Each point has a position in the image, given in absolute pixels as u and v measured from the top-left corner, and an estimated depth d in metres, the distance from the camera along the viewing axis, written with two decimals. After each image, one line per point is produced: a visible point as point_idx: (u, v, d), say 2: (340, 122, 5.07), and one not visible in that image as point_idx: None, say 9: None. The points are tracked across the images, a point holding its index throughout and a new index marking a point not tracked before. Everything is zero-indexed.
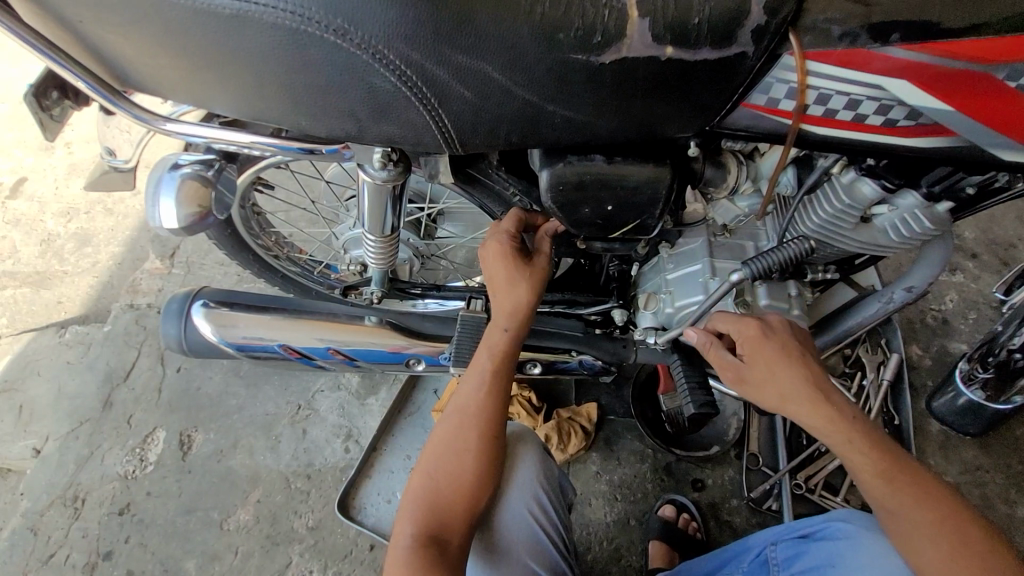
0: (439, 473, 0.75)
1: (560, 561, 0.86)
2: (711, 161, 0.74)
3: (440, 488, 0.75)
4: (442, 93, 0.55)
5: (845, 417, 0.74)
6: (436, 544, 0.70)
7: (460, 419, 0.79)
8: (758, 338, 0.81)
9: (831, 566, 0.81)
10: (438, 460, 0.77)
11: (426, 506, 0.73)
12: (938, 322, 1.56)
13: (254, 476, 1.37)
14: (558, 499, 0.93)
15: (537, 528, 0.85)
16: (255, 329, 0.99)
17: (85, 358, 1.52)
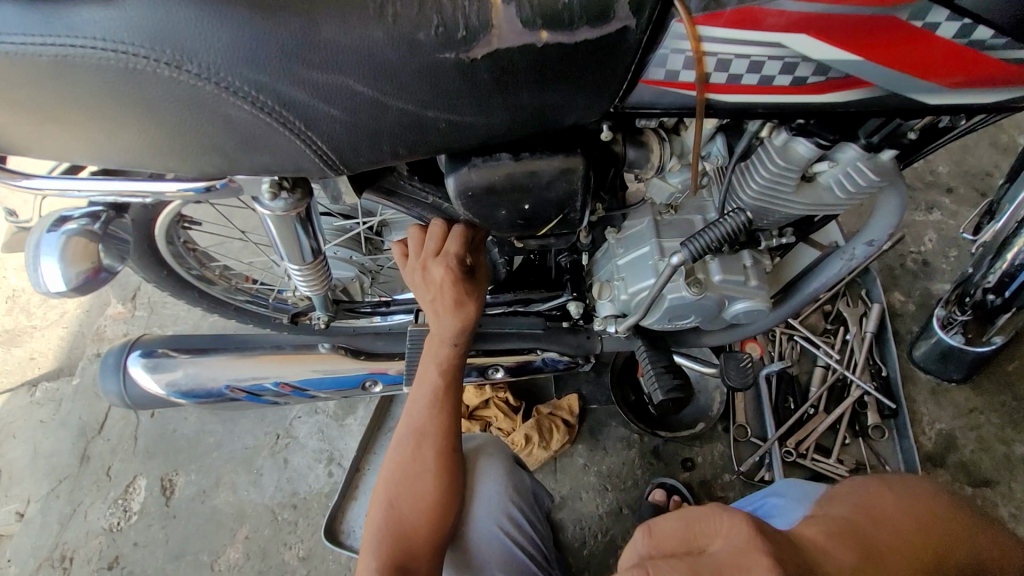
0: (400, 500, 0.72)
1: (538, 571, 0.82)
2: (632, 141, 0.70)
3: (403, 516, 0.71)
4: (306, 115, 0.51)
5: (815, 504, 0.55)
6: (403, 573, 0.67)
7: (418, 438, 0.76)
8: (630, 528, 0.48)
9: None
10: (397, 483, 0.73)
11: (392, 535, 0.70)
12: (918, 265, 1.51)
13: (240, 512, 1.35)
14: (531, 510, 0.89)
15: (509, 543, 0.81)
16: (198, 373, 0.95)
17: (57, 415, 1.50)
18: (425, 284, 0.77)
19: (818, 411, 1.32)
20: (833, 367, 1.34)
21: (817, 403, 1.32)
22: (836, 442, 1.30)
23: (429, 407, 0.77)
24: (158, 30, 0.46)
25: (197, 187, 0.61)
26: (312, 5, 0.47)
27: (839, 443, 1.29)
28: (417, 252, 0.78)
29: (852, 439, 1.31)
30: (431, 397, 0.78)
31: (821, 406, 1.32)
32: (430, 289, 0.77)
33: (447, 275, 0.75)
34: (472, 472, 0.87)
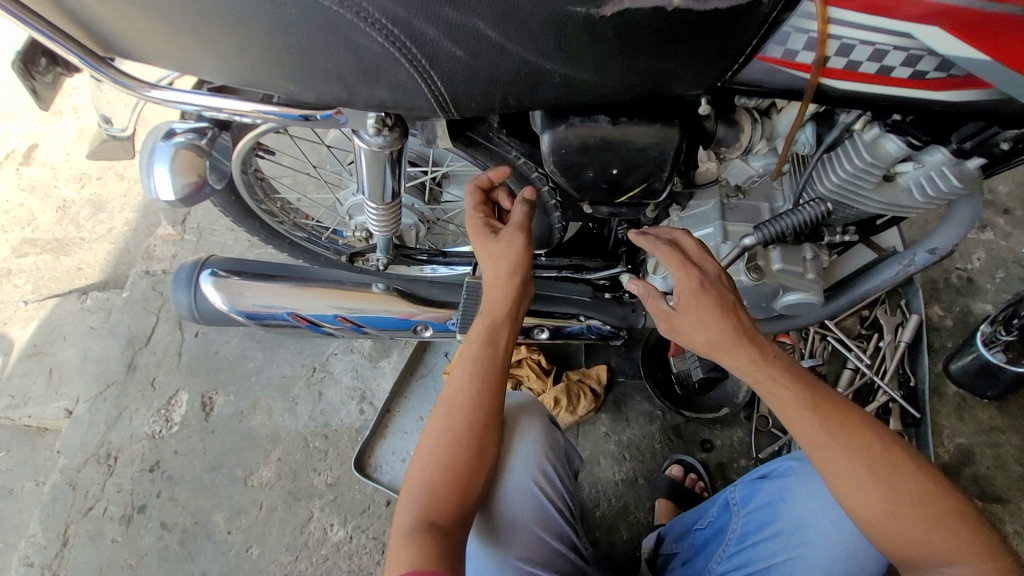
0: (439, 461, 0.72)
1: (564, 525, 0.89)
2: (724, 120, 0.70)
3: (438, 483, 0.70)
4: (433, 54, 0.52)
5: (800, 391, 0.72)
6: (435, 528, 0.68)
7: (461, 403, 0.74)
8: (697, 302, 0.76)
9: (782, 501, 0.86)
10: (438, 447, 0.72)
11: (430, 492, 0.70)
12: (963, 282, 1.51)
13: (273, 436, 1.42)
14: (561, 467, 0.94)
15: (541, 498, 0.87)
16: (263, 297, 1.00)
17: (107, 323, 1.57)
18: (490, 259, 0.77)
19: None
20: (862, 370, 1.35)
21: None
22: None
23: (477, 375, 0.74)
24: None
25: (290, 114, 0.63)
26: None
27: None
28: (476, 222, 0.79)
29: None
30: (478, 364, 0.75)
31: None
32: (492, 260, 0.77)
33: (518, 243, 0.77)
34: (512, 429, 0.90)
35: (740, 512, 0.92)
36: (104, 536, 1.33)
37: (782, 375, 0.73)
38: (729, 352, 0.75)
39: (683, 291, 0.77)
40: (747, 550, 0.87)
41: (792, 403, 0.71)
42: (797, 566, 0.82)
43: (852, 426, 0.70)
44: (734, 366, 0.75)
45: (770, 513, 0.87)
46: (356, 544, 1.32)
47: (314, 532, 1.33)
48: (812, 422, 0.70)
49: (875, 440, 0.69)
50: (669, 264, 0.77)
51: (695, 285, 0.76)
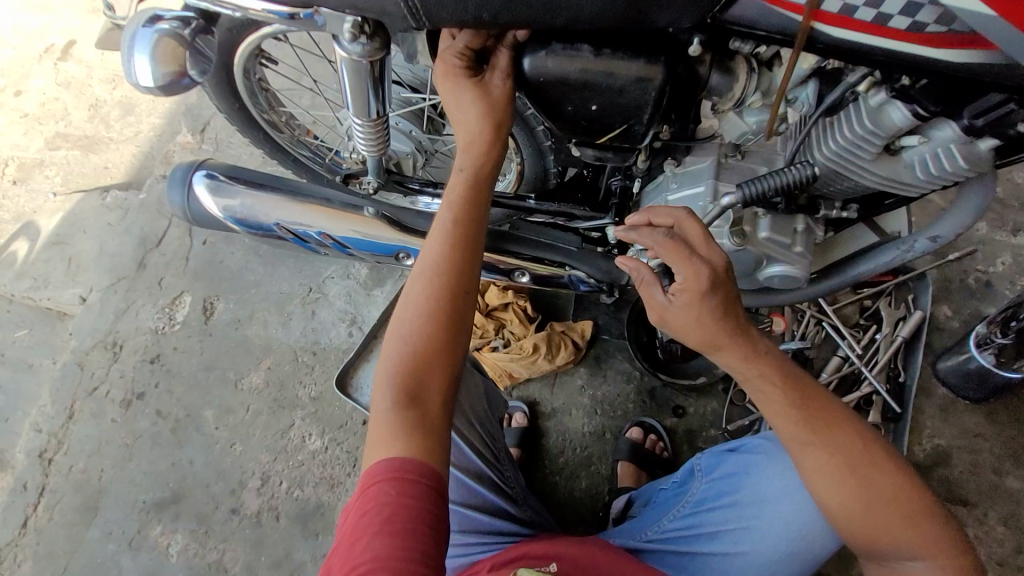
0: (411, 338, 0.65)
1: (484, 466, 0.95)
2: (719, 66, 0.67)
3: (416, 352, 0.65)
4: None
5: (785, 388, 0.73)
6: (416, 405, 0.63)
7: (433, 285, 0.67)
8: (706, 302, 0.72)
9: (746, 473, 0.86)
10: (413, 327, 0.66)
11: (405, 373, 0.64)
12: (980, 284, 1.44)
13: (266, 345, 1.49)
14: (482, 411, 1.00)
15: (460, 445, 0.93)
16: (254, 206, 1.02)
17: (123, 221, 1.64)
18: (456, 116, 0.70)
19: None
20: (852, 360, 1.32)
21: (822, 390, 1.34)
22: None
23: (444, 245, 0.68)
24: None
25: (276, 11, 0.63)
26: None
27: None
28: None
29: None
30: (457, 240, 0.68)
31: None
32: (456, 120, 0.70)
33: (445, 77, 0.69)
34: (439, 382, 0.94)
35: (703, 478, 0.92)
36: (105, 415, 1.44)
37: (775, 375, 0.74)
38: (725, 347, 0.74)
39: (687, 286, 0.73)
40: (702, 514, 0.89)
41: (777, 400, 0.73)
42: (749, 536, 0.83)
43: (834, 425, 0.72)
44: (727, 363, 0.75)
45: (732, 482, 0.87)
46: (330, 455, 1.40)
47: (293, 439, 1.41)
48: (793, 420, 0.72)
49: (854, 438, 0.71)
50: (670, 258, 0.74)
51: (702, 285, 0.72)
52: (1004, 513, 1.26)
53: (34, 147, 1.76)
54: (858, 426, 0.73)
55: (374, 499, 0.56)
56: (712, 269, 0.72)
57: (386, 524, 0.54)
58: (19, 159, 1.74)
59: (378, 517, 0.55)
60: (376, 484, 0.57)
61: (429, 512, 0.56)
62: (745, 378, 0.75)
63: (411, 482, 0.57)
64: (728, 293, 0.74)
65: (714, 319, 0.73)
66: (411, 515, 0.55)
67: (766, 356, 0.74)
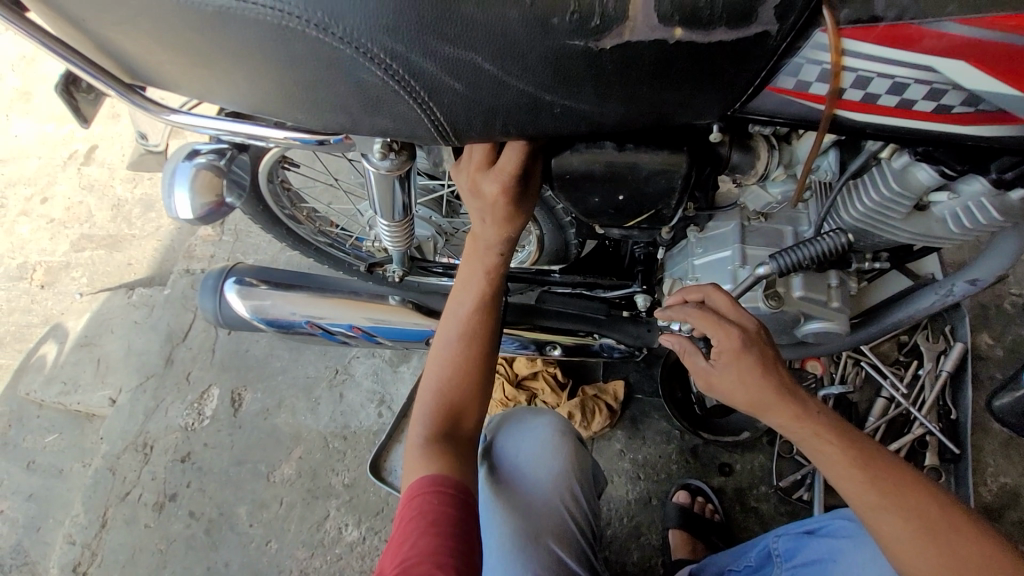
0: (447, 383, 0.72)
1: (587, 546, 0.83)
2: (738, 145, 0.67)
3: (451, 395, 0.72)
4: (432, 87, 0.53)
5: (843, 445, 0.65)
6: (447, 439, 0.69)
7: (466, 339, 0.74)
8: (744, 358, 0.70)
9: (832, 560, 0.81)
10: (446, 378, 0.73)
11: (440, 416, 0.71)
12: (1017, 308, 1.41)
13: (296, 434, 1.47)
14: (589, 489, 0.89)
15: (566, 517, 0.82)
16: (283, 306, 1.03)
17: (149, 319, 1.66)
18: (502, 222, 0.69)
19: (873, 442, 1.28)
20: (898, 400, 1.28)
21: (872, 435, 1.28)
22: None
23: (476, 311, 0.75)
24: None
25: (304, 138, 0.64)
26: None
27: None
28: (469, 169, 0.68)
29: None
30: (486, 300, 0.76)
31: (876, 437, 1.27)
32: (499, 221, 0.70)
33: (501, 195, 0.67)
34: (545, 445, 0.87)
35: (783, 565, 0.87)
36: (138, 521, 1.41)
37: (830, 432, 0.67)
38: (770, 401, 0.70)
39: (725, 348, 0.72)
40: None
41: (835, 457, 0.65)
42: None
43: (906, 486, 0.62)
44: (777, 423, 0.70)
45: (817, 570, 0.82)
46: (369, 545, 1.36)
47: (330, 531, 1.37)
48: (861, 481, 0.63)
49: (933, 503, 0.61)
50: (702, 324, 0.73)
51: (737, 343, 0.71)
52: None
53: (61, 251, 1.81)
54: (933, 488, 0.63)
55: (418, 508, 0.61)
56: (743, 330, 0.72)
57: (431, 527, 0.59)
58: (46, 264, 1.80)
59: (421, 522, 0.60)
60: (418, 496, 0.62)
61: (468, 525, 0.62)
62: (794, 435, 0.68)
63: (446, 495, 0.62)
64: (767, 350, 0.72)
65: (753, 375, 0.70)
66: (447, 524, 0.60)
67: (819, 416, 0.68)
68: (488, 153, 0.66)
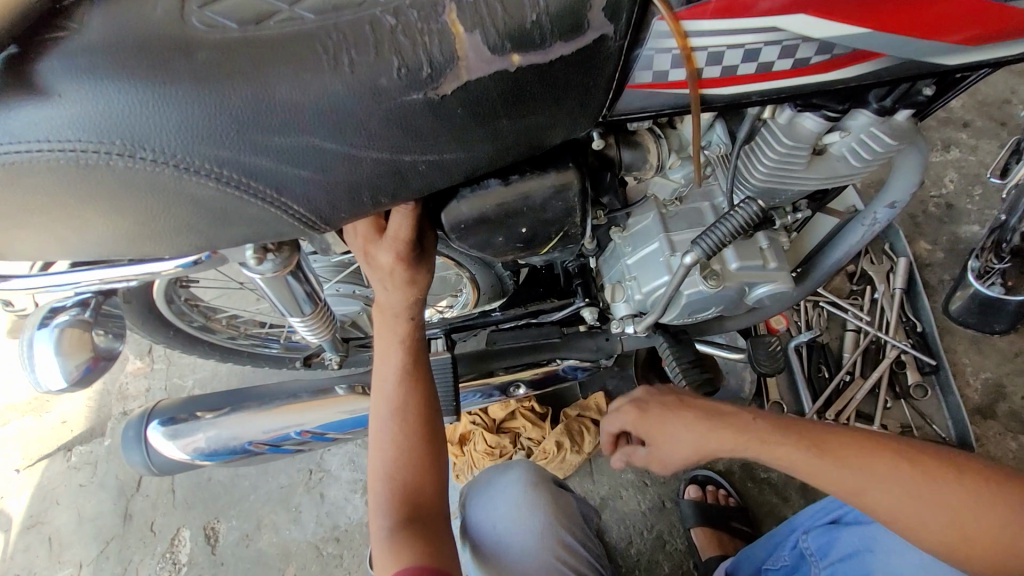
0: (397, 466, 0.67)
1: None
2: (625, 143, 0.66)
3: (404, 478, 0.66)
4: (277, 182, 0.47)
5: (804, 442, 0.62)
6: (414, 524, 0.63)
7: (401, 412, 0.69)
8: (648, 413, 0.71)
9: (870, 551, 0.77)
10: (396, 469, 0.67)
11: (399, 501, 0.65)
12: (942, 209, 1.45)
13: (284, 552, 1.36)
14: (582, 533, 0.85)
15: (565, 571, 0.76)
16: (218, 434, 0.93)
17: (95, 477, 1.51)
18: (406, 287, 0.65)
19: (855, 378, 1.27)
20: (865, 329, 1.28)
21: (852, 370, 1.27)
22: (877, 408, 1.24)
23: (405, 380, 0.70)
24: (106, 121, 0.42)
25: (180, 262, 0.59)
26: (263, 62, 0.43)
27: (880, 408, 1.24)
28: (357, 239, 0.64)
29: (893, 402, 1.26)
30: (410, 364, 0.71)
31: (857, 371, 1.27)
32: (403, 287, 0.65)
33: (398, 262, 0.63)
34: (518, 504, 0.81)
35: (821, 565, 0.83)
36: None
37: (784, 435, 0.64)
38: (713, 436, 0.67)
39: (638, 417, 0.72)
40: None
41: (801, 457, 0.61)
42: None
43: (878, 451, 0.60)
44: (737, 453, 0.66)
45: (859, 564, 0.78)
46: None
47: None
48: (836, 473, 0.59)
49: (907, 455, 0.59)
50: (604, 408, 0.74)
51: (637, 411, 0.72)
52: None
53: None
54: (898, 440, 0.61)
55: None
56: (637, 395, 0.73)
57: None
58: None
59: None
60: None
61: None
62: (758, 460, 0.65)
63: None
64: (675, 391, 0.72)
65: (676, 423, 0.69)
66: None
67: (768, 424, 0.65)
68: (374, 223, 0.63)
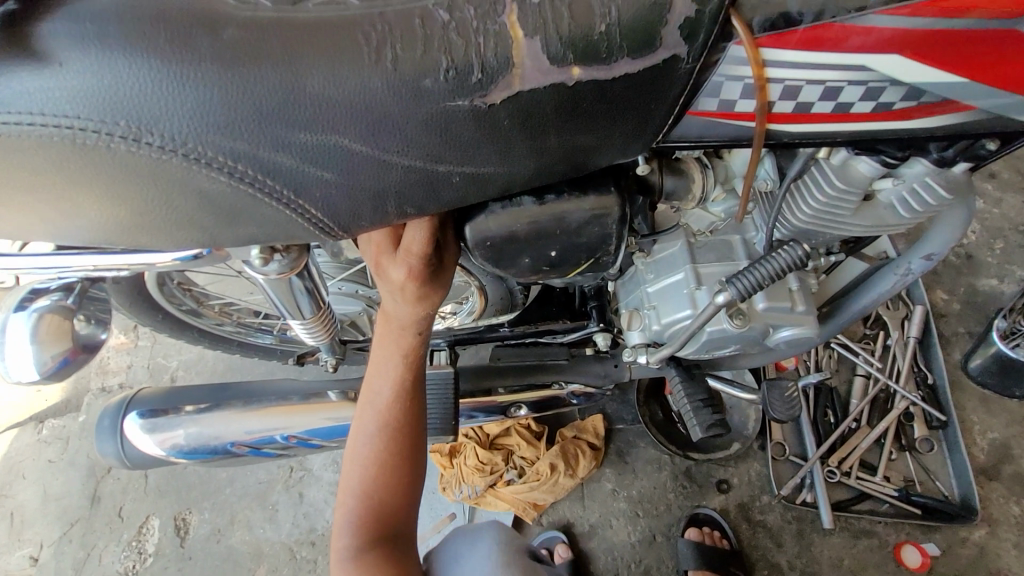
0: (371, 485, 0.67)
1: None
2: (669, 170, 0.61)
3: (375, 497, 0.67)
4: (294, 182, 0.42)
5: None
6: (378, 545, 0.66)
7: (386, 433, 0.67)
8: None
9: None
10: (368, 489, 0.67)
11: (367, 519, 0.66)
12: (962, 259, 1.42)
13: (256, 551, 1.31)
14: None
15: None
16: (198, 431, 0.88)
17: (65, 455, 1.44)
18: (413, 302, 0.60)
19: (861, 425, 1.23)
20: (875, 376, 1.25)
21: (859, 417, 1.24)
22: (882, 458, 1.21)
23: (397, 399, 0.67)
24: (109, 98, 0.37)
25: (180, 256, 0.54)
26: (290, 47, 0.38)
27: (885, 458, 1.21)
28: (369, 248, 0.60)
29: (898, 454, 1.23)
30: (404, 384, 0.67)
31: (864, 419, 1.23)
32: (412, 300, 0.61)
33: (409, 279, 0.58)
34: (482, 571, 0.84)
35: None
36: None
37: None
38: None
39: None
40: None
41: None
42: None
43: None
44: None
45: None
46: None
47: None
48: None
49: None
50: None
51: None
52: None
53: None
54: None
55: None
56: None
57: None
58: None
59: None
60: None
61: None
62: None
63: None
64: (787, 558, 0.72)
65: None
66: None
67: None
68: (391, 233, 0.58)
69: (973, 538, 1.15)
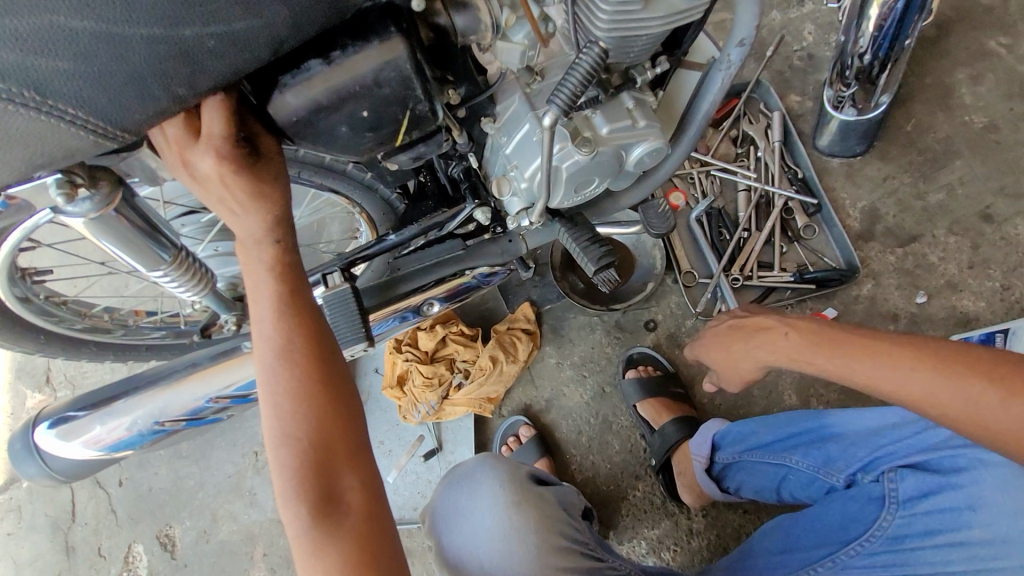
0: (294, 422, 0.60)
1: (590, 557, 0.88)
2: (454, 7, 0.66)
3: (304, 432, 0.60)
4: (35, 78, 0.45)
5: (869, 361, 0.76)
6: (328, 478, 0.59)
7: (286, 359, 0.61)
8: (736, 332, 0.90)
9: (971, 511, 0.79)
10: (295, 427, 0.60)
11: (306, 459, 0.59)
12: (806, 60, 1.52)
13: (249, 535, 1.33)
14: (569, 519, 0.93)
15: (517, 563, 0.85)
16: (117, 422, 0.87)
17: (22, 522, 1.38)
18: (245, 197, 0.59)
19: (752, 232, 1.34)
20: (754, 186, 1.35)
21: (749, 225, 1.35)
22: (775, 254, 1.33)
23: (282, 318, 0.62)
24: None
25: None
26: None
27: (777, 253, 1.33)
28: (171, 148, 0.58)
29: (788, 247, 1.35)
30: (282, 300, 0.62)
31: (753, 226, 1.34)
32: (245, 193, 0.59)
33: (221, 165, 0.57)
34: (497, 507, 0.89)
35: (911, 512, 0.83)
36: None
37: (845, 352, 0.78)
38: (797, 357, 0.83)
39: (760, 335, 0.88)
40: (878, 573, 0.81)
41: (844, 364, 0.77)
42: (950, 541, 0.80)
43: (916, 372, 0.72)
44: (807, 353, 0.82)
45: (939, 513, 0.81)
46: None
47: None
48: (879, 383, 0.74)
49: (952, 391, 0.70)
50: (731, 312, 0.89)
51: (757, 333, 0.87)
52: (946, 225, 1.33)
53: None
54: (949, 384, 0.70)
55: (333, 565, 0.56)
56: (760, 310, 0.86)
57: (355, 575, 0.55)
58: None
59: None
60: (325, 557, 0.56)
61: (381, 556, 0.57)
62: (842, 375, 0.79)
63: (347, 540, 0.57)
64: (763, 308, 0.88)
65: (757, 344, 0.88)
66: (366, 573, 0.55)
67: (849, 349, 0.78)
68: (187, 121, 0.57)
69: (863, 294, 1.30)
